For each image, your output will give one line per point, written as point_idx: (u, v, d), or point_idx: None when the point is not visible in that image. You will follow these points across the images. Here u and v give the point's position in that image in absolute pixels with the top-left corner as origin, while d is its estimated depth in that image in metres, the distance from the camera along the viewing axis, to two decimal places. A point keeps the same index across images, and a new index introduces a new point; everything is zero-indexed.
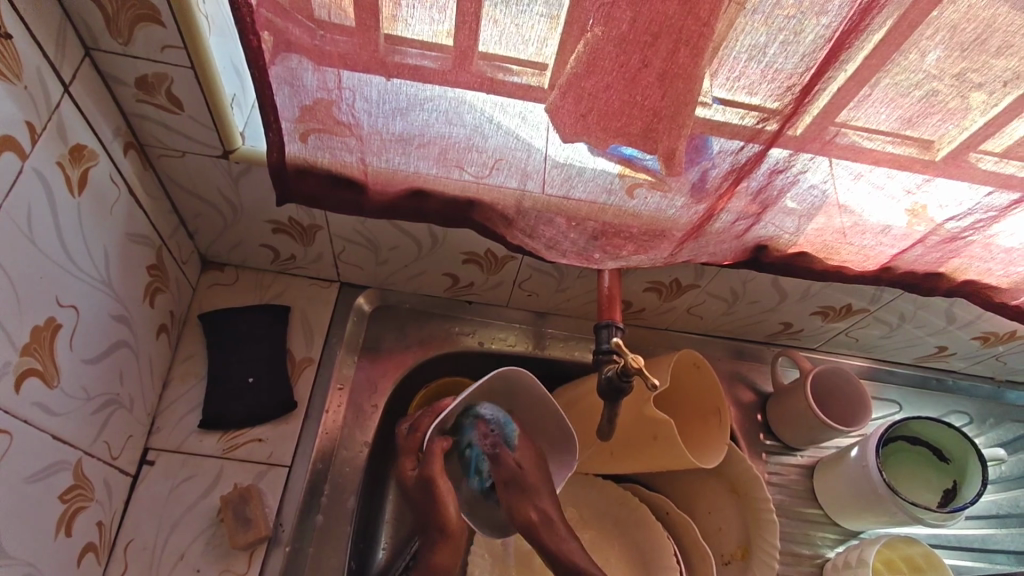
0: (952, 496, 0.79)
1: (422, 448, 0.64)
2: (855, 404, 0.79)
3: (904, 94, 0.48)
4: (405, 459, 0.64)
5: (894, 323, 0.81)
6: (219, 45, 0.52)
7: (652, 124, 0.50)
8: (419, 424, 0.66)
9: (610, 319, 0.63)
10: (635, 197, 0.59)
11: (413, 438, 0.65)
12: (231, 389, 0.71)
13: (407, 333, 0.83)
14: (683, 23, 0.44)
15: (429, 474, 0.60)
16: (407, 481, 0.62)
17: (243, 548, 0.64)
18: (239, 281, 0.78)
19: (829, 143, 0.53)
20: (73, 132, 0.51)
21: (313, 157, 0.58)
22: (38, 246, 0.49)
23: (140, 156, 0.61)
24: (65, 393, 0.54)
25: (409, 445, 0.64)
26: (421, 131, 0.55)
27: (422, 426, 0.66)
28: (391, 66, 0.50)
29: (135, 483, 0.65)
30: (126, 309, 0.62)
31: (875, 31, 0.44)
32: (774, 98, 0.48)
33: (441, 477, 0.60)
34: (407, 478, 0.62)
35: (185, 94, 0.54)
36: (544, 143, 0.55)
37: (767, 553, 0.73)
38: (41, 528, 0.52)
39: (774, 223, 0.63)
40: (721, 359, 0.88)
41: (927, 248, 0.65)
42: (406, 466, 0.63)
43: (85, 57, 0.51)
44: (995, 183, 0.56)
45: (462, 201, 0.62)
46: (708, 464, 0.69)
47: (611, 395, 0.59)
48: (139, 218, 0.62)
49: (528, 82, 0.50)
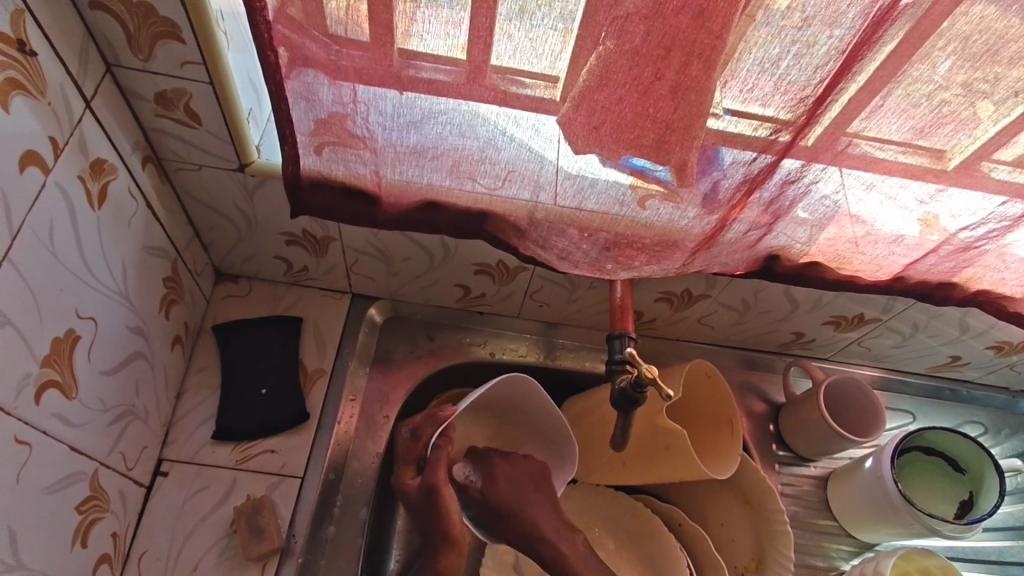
0: (970, 507, 0.78)
1: (423, 456, 0.65)
2: (868, 414, 0.79)
3: (917, 104, 0.48)
4: (405, 468, 0.65)
5: (908, 332, 0.80)
6: (237, 61, 0.53)
7: (665, 136, 0.51)
8: (420, 433, 0.65)
9: (621, 329, 0.62)
10: (647, 208, 0.59)
11: (414, 449, 0.65)
12: (247, 400, 0.72)
13: (418, 344, 0.83)
14: (695, 36, 0.44)
15: (432, 484, 0.62)
16: (407, 490, 0.63)
17: (256, 559, 0.64)
18: (252, 292, 0.78)
19: (841, 154, 0.53)
20: (94, 146, 0.52)
21: (328, 169, 0.59)
22: (58, 258, 0.50)
23: (157, 170, 0.61)
24: (83, 404, 0.55)
25: (408, 456, 0.65)
26: (434, 144, 0.56)
27: (424, 435, 0.65)
28: (405, 80, 0.50)
29: (148, 494, 0.66)
30: (143, 321, 0.62)
31: (887, 42, 0.44)
32: (786, 109, 0.49)
33: (445, 487, 0.62)
34: (407, 488, 0.64)
35: (204, 109, 0.55)
36: (557, 155, 0.55)
37: (778, 566, 0.73)
38: (58, 539, 0.53)
39: (786, 233, 0.63)
40: (732, 369, 0.88)
41: (940, 257, 0.64)
42: (406, 475, 0.64)
43: (106, 74, 0.52)
44: (1008, 193, 0.55)
45: (474, 212, 0.62)
46: (720, 475, 0.69)
47: (625, 405, 0.59)
48: (156, 231, 0.62)
49: (541, 95, 0.50)
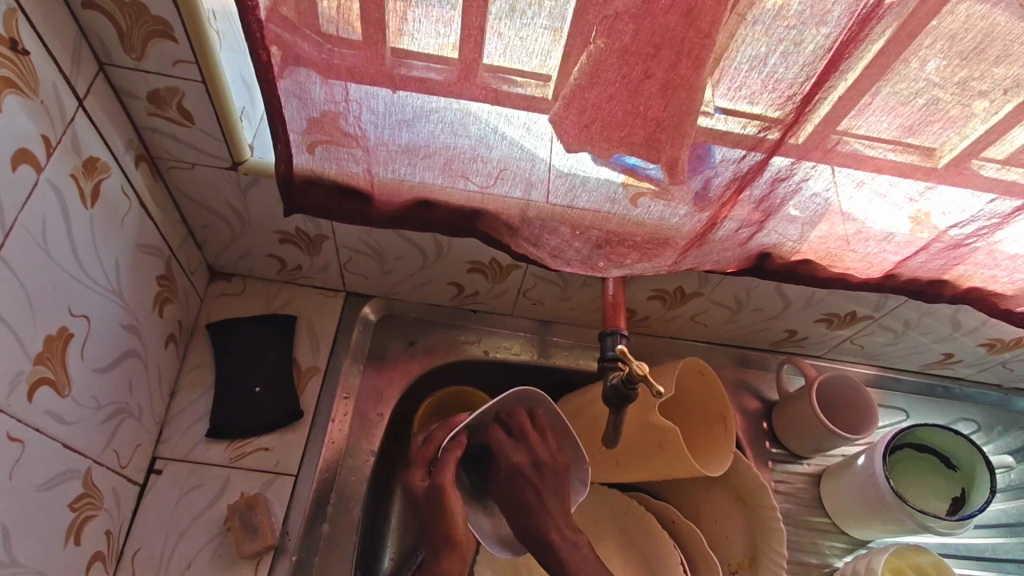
0: (962, 503, 0.79)
1: (433, 458, 0.63)
2: (861, 412, 0.80)
3: (905, 102, 0.49)
4: (414, 469, 0.63)
5: (899, 330, 0.81)
6: (229, 60, 0.53)
7: (656, 134, 0.51)
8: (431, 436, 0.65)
9: (614, 327, 0.62)
10: (639, 206, 0.59)
11: (425, 450, 0.64)
12: (241, 398, 0.72)
13: (412, 342, 0.83)
14: (684, 34, 0.44)
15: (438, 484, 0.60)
16: (414, 491, 0.62)
17: (250, 557, 0.64)
18: (246, 290, 0.78)
19: (830, 152, 0.53)
20: (87, 145, 0.52)
21: (321, 168, 0.59)
22: (51, 256, 0.50)
23: (150, 168, 0.62)
24: (76, 402, 0.55)
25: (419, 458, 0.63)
26: (427, 142, 0.56)
27: (436, 438, 0.64)
28: (397, 79, 0.50)
29: (142, 492, 0.66)
30: (136, 319, 0.62)
31: (874, 41, 0.44)
32: (775, 107, 0.49)
33: (451, 488, 0.60)
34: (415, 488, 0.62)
35: (196, 107, 0.55)
36: (549, 153, 0.55)
37: (772, 562, 0.74)
38: (51, 536, 0.53)
39: (777, 231, 0.63)
40: (726, 367, 0.88)
41: (930, 254, 0.65)
42: (414, 476, 0.62)
43: (99, 72, 0.52)
44: (997, 191, 0.56)
45: (467, 210, 0.63)
46: (713, 471, 0.70)
47: (617, 402, 0.59)
48: (149, 229, 0.63)
49: (532, 94, 0.50)
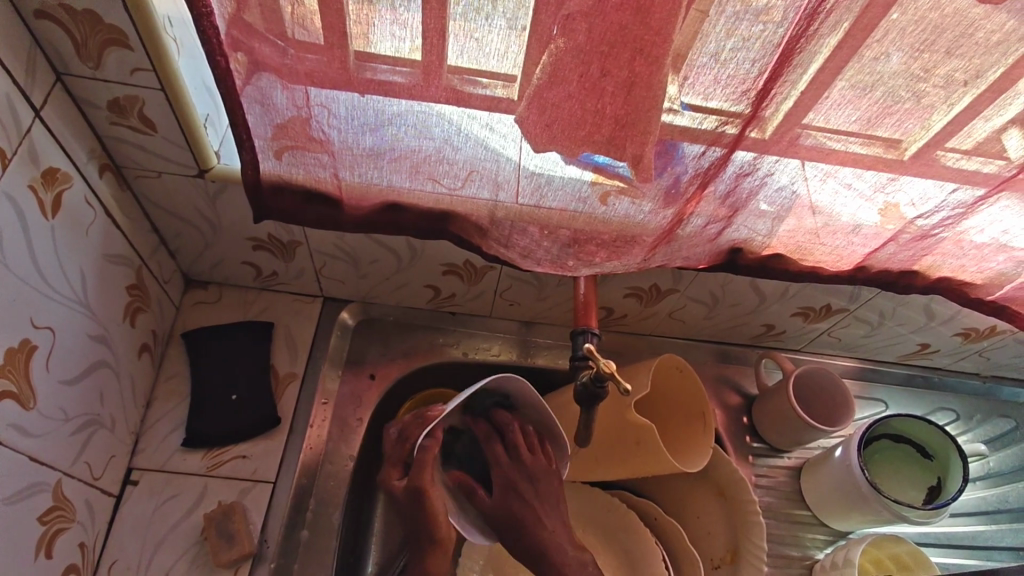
0: (937, 492, 0.79)
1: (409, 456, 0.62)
2: (839, 405, 0.79)
3: (864, 94, 0.49)
4: (391, 468, 0.62)
5: (876, 321, 0.81)
6: (189, 68, 0.53)
7: (617, 132, 0.51)
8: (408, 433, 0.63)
9: (585, 325, 0.62)
10: (606, 204, 0.59)
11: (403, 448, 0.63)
12: (217, 407, 0.71)
13: (391, 346, 0.83)
14: (638, 31, 0.44)
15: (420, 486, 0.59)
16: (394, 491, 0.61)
17: (227, 566, 0.64)
18: (222, 298, 0.78)
19: (794, 144, 0.53)
20: (45, 156, 0.52)
21: (289, 173, 0.59)
22: (11, 269, 0.50)
23: (116, 177, 0.61)
24: (42, 415, 0.55)
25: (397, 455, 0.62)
26: (391, 145, 0.56)
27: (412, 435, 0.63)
28: (359, 83, 0.50)
29: (118, 504, 0.66)
30: (105, 329, 0.62)
31: (827, 36, 0.44)
32: (733, 101, 0.49)
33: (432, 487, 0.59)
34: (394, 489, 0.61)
35: (158, 116, 0.55)
36: (515, 152, 0.55)
37: (754, 555, 0.74)
38: (19, 551, 0.53)
39: (746, 226, 0.63)
40: (706, 363, 0.88)
41: (899, 246, 0.65)
42: (391, 476, 0.61)
43: (56, 82, 0.52)
44: (960, 180, 0.56)
45: (436, 212, 0.63)
46: (692, 467, 0.70)
47: (588, 402, 0.59)
48: (116, 238, 0.62)
49: (496, 94, 0.50)
